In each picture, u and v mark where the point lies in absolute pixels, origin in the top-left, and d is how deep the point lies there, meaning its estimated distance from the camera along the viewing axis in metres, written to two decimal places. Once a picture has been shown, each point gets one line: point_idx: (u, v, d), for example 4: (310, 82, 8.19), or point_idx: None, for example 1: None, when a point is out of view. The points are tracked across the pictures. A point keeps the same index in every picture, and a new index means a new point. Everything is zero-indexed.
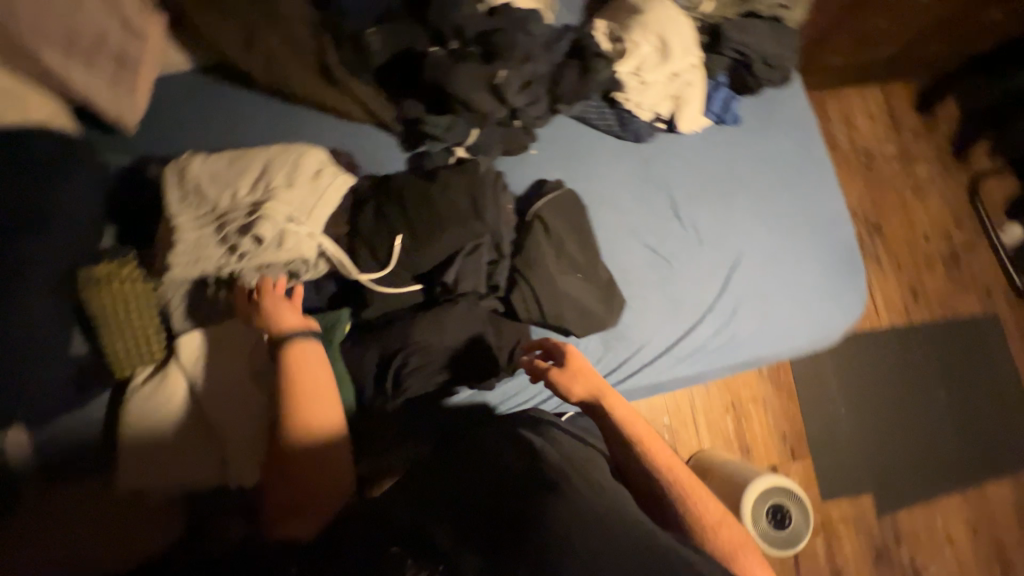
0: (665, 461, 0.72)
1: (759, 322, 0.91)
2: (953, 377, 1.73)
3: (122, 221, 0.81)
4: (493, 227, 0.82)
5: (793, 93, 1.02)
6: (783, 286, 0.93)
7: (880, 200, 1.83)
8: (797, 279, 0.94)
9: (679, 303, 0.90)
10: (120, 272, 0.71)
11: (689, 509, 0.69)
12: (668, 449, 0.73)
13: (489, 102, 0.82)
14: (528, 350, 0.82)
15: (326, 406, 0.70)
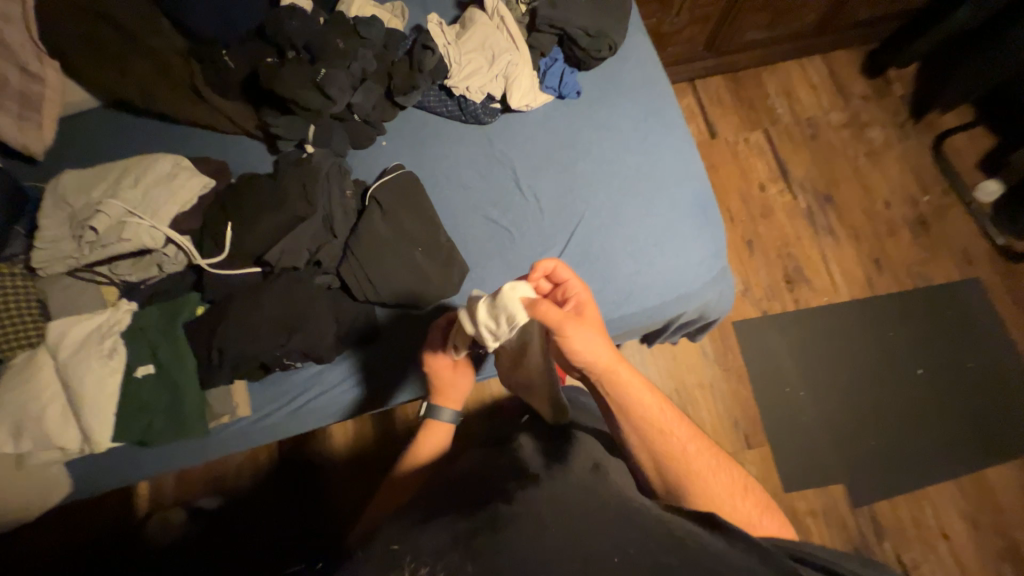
0: (659, 434, 0.68)
1: (605, 279, 0.91)
2: (929, 350, 1.56)
3: (18, 238, 0.93)
4: (327, 206, 0.90)
5: (640, 62, 1.04)
6: (632, 239, 0.93)
7: (830, 170, 1.74)
8: (646, 234, 0.93)
9: (519, 267, 0.93)
10: (5, 269, 0.85)
11: (692, 479, 0.66)
12: (683, 442, 0.68)
13: (315, 99, 0.91)
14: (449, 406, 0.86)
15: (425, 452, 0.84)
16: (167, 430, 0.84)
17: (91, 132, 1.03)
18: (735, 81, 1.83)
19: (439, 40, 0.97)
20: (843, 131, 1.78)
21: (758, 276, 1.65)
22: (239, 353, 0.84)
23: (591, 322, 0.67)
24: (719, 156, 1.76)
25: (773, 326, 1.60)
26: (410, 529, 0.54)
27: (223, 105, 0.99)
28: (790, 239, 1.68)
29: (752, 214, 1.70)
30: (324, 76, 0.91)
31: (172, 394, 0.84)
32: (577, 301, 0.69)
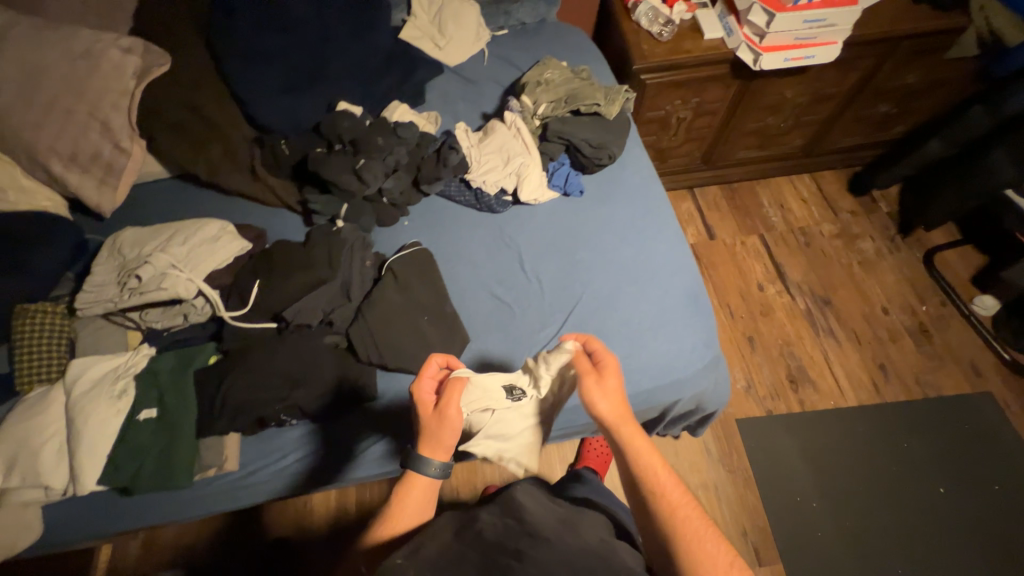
0: (659, 496, 0.67)
1: None
2: (948, 467, 1.48)
3: (69, 282, 1.04)
4: (346, 275, 0.99)
5: (637, 169, 1.17)
6: (625, 322, 0.98)
7: (825, 275, 1.82)
8: (639, 318, 0.98)
9: (517, 341, 0.98)
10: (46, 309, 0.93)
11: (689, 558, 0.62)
12: (688, 515, 0.65)
13: (351, 183, 1.05)
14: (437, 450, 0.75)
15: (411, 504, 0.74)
16: (155, 477, 0.84)
17: (157, 199, 1.19)
18: (730, 191, 2.01)
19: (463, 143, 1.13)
20: (836, 240, 1.89)
21: (760, 373, 1.64)
22: (239, 405, 0.87)
23: (605, 382, 0.76)
24: (718, 256, 1.87)
25: (779, 426, 1.55)
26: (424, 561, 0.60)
27: (273, 185, 1.15)
28: (791, 339, 1.70)
29: (752, 312, 1.76)
30: (362, 165, 1.06)
31: (169, 439, 0.86)
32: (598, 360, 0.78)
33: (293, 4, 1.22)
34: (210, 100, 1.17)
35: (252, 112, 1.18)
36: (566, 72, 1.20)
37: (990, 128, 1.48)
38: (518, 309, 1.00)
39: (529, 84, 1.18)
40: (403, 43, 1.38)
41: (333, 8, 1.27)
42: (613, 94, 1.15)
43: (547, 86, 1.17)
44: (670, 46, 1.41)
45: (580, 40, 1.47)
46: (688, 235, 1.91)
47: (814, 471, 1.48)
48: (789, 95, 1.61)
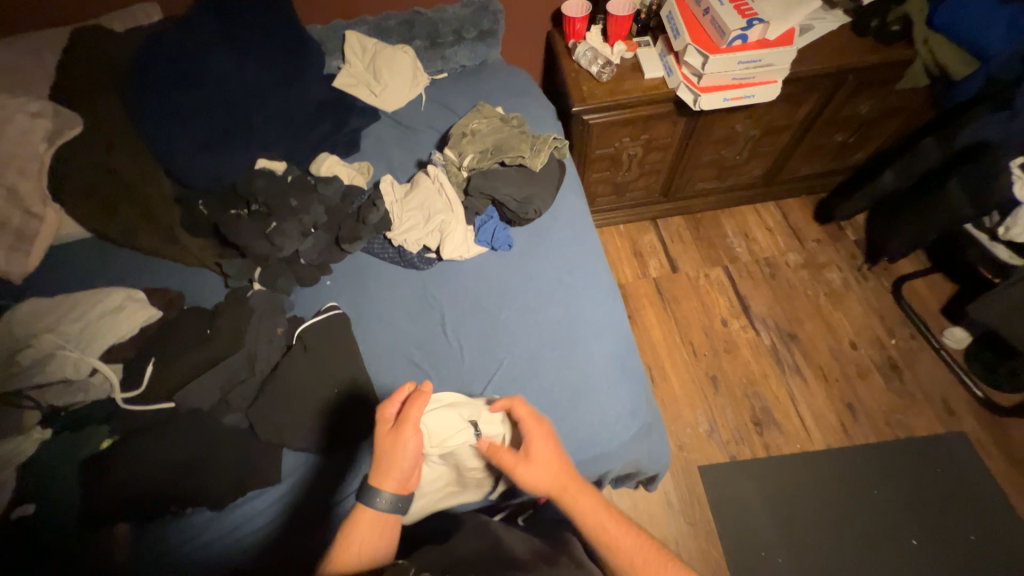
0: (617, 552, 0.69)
1: None
2: (921, 514, 1.40)
3: None
4: (252, 345, 0.96)
5: (568, 220, 1.14)
6: (547, 389, 0.92)
7: (792, 307, 1.76)
8: (561, 385, 0.93)
9: None
10: None
11: None
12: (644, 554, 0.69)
13: (264, 247, 1.03)
14: (391, 481, 0.71)
15: (361, 537, 0.69)
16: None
17: (72, 261, 1.14)
18: (693, 221, 1.97)
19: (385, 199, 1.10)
20: (802, 271, 1.84)
21: (724, 415, 1.57)
22: (125, 493, 0.82)
23: (538, 457, 0.72)
24: (681, 290, 1.82)
25: (743, 472, 1.47)
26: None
27: (193, 246, 1.11)
28: (756, 377, 1.64)
29: (716, 349, 1.69)
30: (275, 229, 1.04)
31: (46, 535, 0.80)
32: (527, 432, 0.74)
33: (216, 58, 1.20)
34: (127, 159, 1.14)
35: (172, 171, 1.15)
36: (494, 122, 1.18)
37: (944, 159, 1.45)
38: (435, 378, 0.95)
39: (455, 137, 1.16)
40: (338, 93, 1.36)
41: (260, 61, 1.25)
42: (539, 146, 1.13)
43: (473, 138, 1.15)
44: (610, 87, 1.38)
45: (521, 82, 1.44)
46: (650, 268, 1.86)
47: (779, 521, 1.40)
48: (740, 129, 1.59)
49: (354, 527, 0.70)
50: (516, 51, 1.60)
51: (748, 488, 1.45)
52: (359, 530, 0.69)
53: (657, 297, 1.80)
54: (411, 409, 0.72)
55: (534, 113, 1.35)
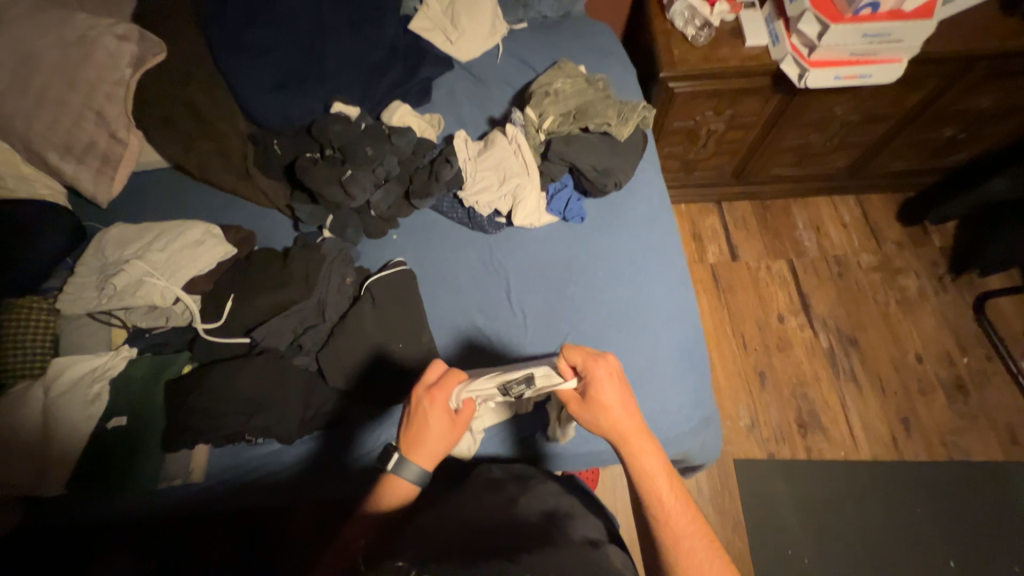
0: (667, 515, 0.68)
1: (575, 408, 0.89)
2: (962, 539, 1.36)
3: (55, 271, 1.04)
4: (321, 293, 0.97)
5: (645, 197, 1.08)
6: None
7: (856, 311, 1.66)
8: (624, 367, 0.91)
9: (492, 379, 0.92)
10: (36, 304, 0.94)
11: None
12: (697, 526, 0.67)
13: (337, 194, 1.02)
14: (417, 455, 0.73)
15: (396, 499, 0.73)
16: (116, 483, 0.85)
17: (151, 190, 1.17)
18: (762, 209, 1.85)
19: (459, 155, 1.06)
20: (874, 274, 1.72)
21: (767, 412, 1.53)
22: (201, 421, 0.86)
23: (601, 399, 0.71)
24: (739, 279, 1.73)
25: (780, 471, 1.45)
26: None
27: (264, 185, 1.11)
28: (807, 378, 1.58)
29: (767, 345, 1.63)
30: (349, 176, 1.03)
31: (135, 445, 0.87)
32: (591, 377, 0.72)
33: None
34: (206, 91, 1.13)
35: (248, 108, 1.14)
36: (578, 82, 1.11)
37: None
38: (498, 345, 0.94)
39: (536, 95, 1.10)
40: (412, 37, 1.30)
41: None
42: (625, 113, 1.07)
43: (555, 98, 1.08)
44: (704, 53, 1.26)
45: (605, 40, 1.33)
46: (709, 253, 1.78)
47: (809, 523, 1.39)
48: (839, 113, 1.44)
49: (391, 491, 0.73)
50: (600, 6, 1.48)
51: (782, 488, 1.43)
52: (392, 496, 0.73)
53: (712, 284, 1.73)
54: (446, 390, 0.73)
55: (619, 76, 1.25)
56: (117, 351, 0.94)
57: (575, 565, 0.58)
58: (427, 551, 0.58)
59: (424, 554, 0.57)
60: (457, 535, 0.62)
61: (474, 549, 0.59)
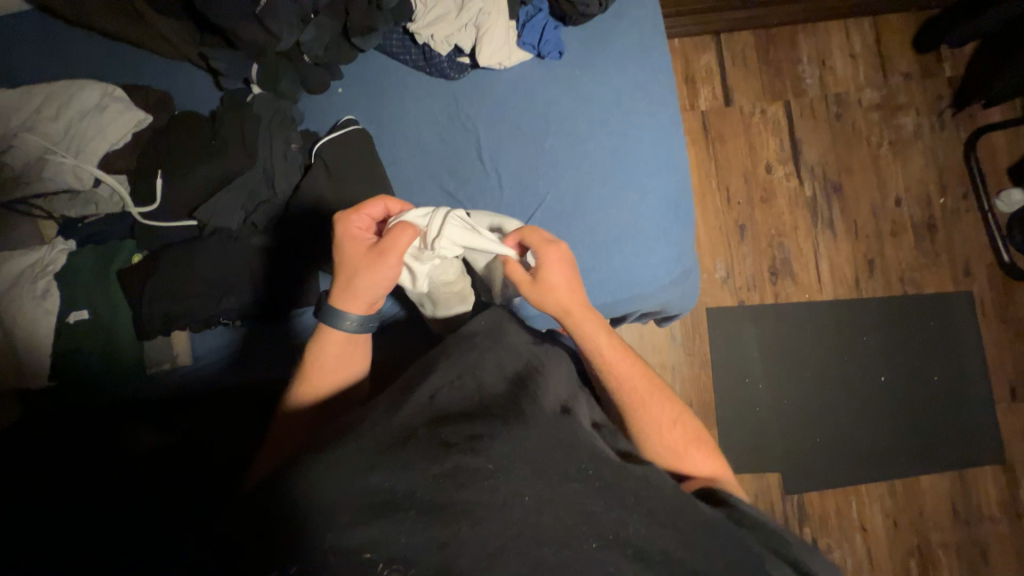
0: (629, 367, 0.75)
1: None
2: (898, 359, 1.54)
3: None
4: (266, 161, 0.85)
5: (634, 23, 0.92)
6: (589, 227, 0.87)
7: (847, 156, 1.60)
8: (606, 225, 0.87)
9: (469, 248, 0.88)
10: None
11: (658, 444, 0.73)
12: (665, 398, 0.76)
13: (255, 34, 0.82)
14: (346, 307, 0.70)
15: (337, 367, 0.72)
16: (96, 370, 0.85)
17: (17, 43, 0.92)
18: (765, 40, 1.61)
19: None
20: (873, 112, 1.60)
21: (743, 263, 1.57)
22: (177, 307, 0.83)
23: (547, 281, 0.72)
24: (730, 126, 1.60)
25: (748, 314, 1.55)
26: (385, 523, 0.46)
27: (159, 25, 0.87)
28: (786, 227, 1.59)
29: (752, 197, 1.59)
30: (265, 5, 0.80)
31: (108, 333, 0.85)
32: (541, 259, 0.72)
33: None
34: None
35: None
36: None
37: None
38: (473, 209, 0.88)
39: None
40: None
41: None
42: None
43: None
44: None
45: None
46: (701, 99, 1.60)
47: (771, 357, 1.53)
48: None
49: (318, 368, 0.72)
50: None
51: (748, 329, 1.54)
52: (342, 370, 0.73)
53: (702, 133, 1.60)
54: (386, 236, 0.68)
55: None
56: (53, 243, 0.85)
57: (555, 434, 0.56)
58: (391, 442, 0.52)
59: (391, 444, 0.52)
60: (425, 413, 0.57)
61: (447, 427, 0.55)
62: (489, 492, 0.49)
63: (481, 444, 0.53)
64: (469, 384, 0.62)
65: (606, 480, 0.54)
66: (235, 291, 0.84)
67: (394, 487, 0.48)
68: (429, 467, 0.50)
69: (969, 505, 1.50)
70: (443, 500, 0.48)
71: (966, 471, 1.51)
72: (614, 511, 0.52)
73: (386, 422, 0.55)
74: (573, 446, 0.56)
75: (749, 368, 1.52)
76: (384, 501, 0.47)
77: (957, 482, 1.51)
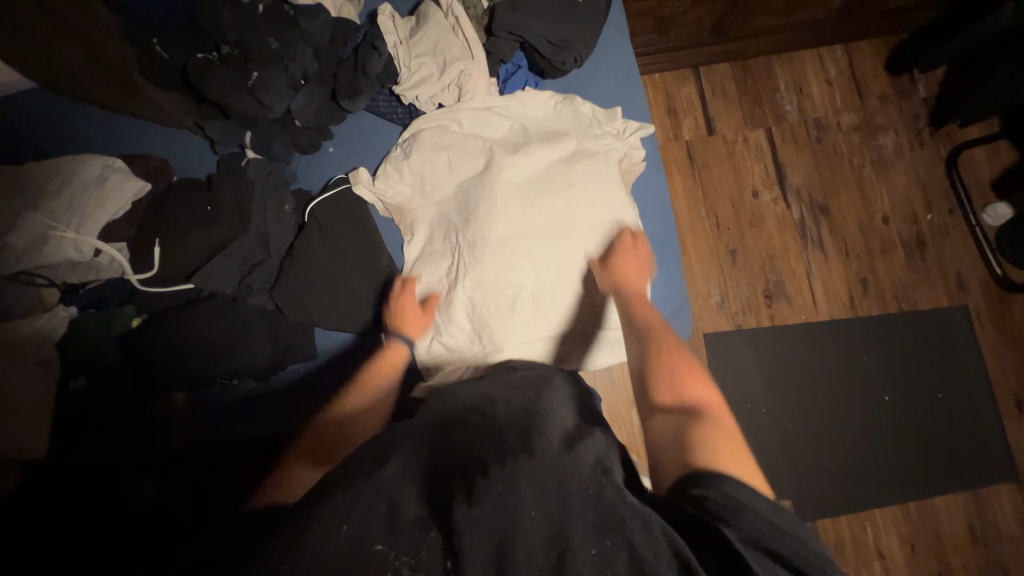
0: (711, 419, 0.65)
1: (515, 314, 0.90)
2: (900, 377, 1.53)
3: None
4: (261, 224, 0.88)
5: (608, 76, 1.00)
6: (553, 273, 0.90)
7: (831, 178, 1.63)
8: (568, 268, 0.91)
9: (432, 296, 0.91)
10: None
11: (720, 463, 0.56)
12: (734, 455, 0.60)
13: (250, 105, 0.86)
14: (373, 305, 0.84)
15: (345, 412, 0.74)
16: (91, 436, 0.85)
17: (22, 117, 0.97)
18: (742, 71, 1.67)
19: (392, 50, 0.91)
20: (854, 134, 1.65)
21: (737, 287, 1.58)
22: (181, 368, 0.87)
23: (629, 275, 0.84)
24: (714, 154, 1.64)
25: (745, 337, 1.55)
26: (406, 542, 0.50)
27: (157, 98, 0.92)
28: (777, 250, 1.60)
29: (741, 221, 1.61)
30: (258, 80, 0.85)
31: (109, 396, 0.86)
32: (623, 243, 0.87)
33: None
34: None
35: None
36: None
37: None
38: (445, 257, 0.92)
39: None
40: None
41: None
42: None
43: None
44: None
45: None
46: (684, 129, 1.65)
47: (769, 380, 1.52)
48: None
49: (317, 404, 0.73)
50: None
51: (747, 353, 1.54)
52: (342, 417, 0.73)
53: (687, 162, 1.64)
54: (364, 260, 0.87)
55: None
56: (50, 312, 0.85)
57: (558, 469, 0.57)
58: (399, 471, 0.56)
59: (400, 474, 0.56)
60: (433, 444, 0.61)
61: (452, 457, 0.58)
62: (499, 513, 0.51)
63: (486, 474, 0.55)
64: (479, 419, 0.65)
65: (599, 506, 0.54)
66: (233, 353, 0.87)
67: (406, 509, 0.52)
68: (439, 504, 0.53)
69: (987, 526, 1.46)
70: (452, 519, 0.51)
71: (980, 491, 1.48)
72: (607, 525, 0.52)
73: (405, 453, 0.59)
74: (576, 478, 0.56)
75: (750, 392, 1.51)
76: (399, 521, 0.51)
77: (971, 503, 1.47)
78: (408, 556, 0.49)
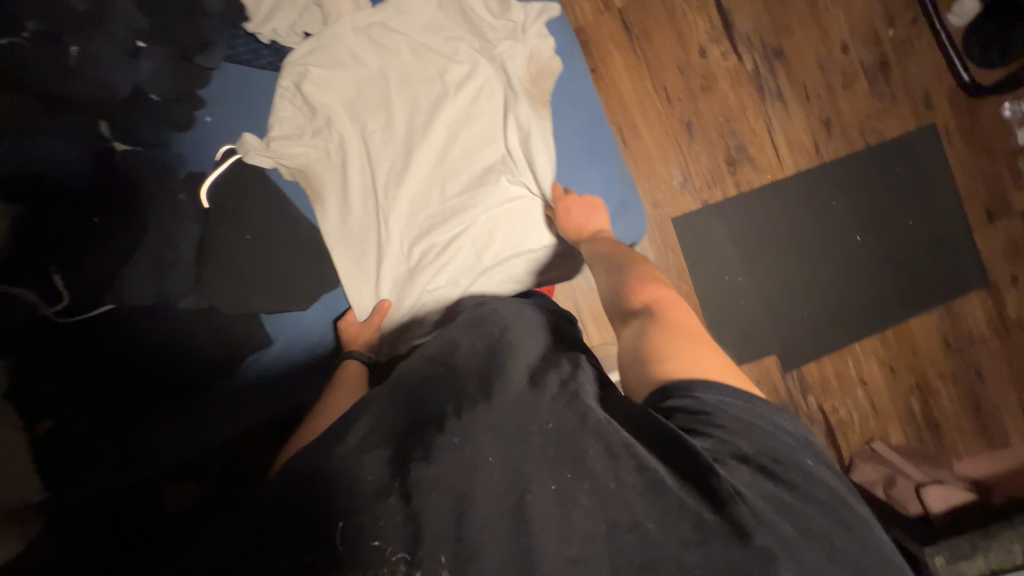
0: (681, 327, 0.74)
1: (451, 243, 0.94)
2: (871, 214, 1.52)
3: None
4: (159, 223, 0.81)
5: None
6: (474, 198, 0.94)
7: (782, 14, 1.47)
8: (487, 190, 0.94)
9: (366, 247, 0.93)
10: None
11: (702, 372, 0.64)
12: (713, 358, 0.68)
13: (90, 90, 0.75)
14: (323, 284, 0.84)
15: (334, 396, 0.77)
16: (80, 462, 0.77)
17: None
18: None
19: None
20: None
21: (698, 163, 1.49)
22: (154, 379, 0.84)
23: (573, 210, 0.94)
24: (651, 17, 1.46)
25: (713, 212, 1.50)
26: (368, 516, 0.48)
27: None
28: (734, 111, 1.49)
29: (692, 88, 1.48)
30: (80, 55, 0.73)
31: (86, 420, 0.79)
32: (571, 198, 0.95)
33: None
34: None
35: None
36: None
37: None
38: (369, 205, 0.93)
39: None
40: None
41: None
42: None
43: None
44: None
45: None
46: None
47: (743, 249, 1.50)
48: None
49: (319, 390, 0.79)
50: None
51: (718, 228, 1.50)
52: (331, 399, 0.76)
53: (623, 33, 1.46)
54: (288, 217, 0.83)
55: None
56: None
57: (519, 403, 0.57)
58: (369, 444, 0.55)
59: (369, 445, 0.54)
60: (397, 405, 0.59)
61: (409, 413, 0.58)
62: (458, 465, 0.50)
63: (447, 421, 0.54)
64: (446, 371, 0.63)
65: (563, 435, 0.54)
66: (192, 358, 0.86)
67: (372, 481, 0.51)
68: (398, 468, 0.51)
69: (959, 334, 1.55)
70: (412, 482, 0.50)
71: (952, 304, 1.54)
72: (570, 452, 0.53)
73: (378, 421, 0.57)
74: (548, 409, 0.56)
75: (725, 265, 1.50)
76: (362, 495, 0.49)
77: (945, 317, 1.54)
78: (386, 534, 0.47)
